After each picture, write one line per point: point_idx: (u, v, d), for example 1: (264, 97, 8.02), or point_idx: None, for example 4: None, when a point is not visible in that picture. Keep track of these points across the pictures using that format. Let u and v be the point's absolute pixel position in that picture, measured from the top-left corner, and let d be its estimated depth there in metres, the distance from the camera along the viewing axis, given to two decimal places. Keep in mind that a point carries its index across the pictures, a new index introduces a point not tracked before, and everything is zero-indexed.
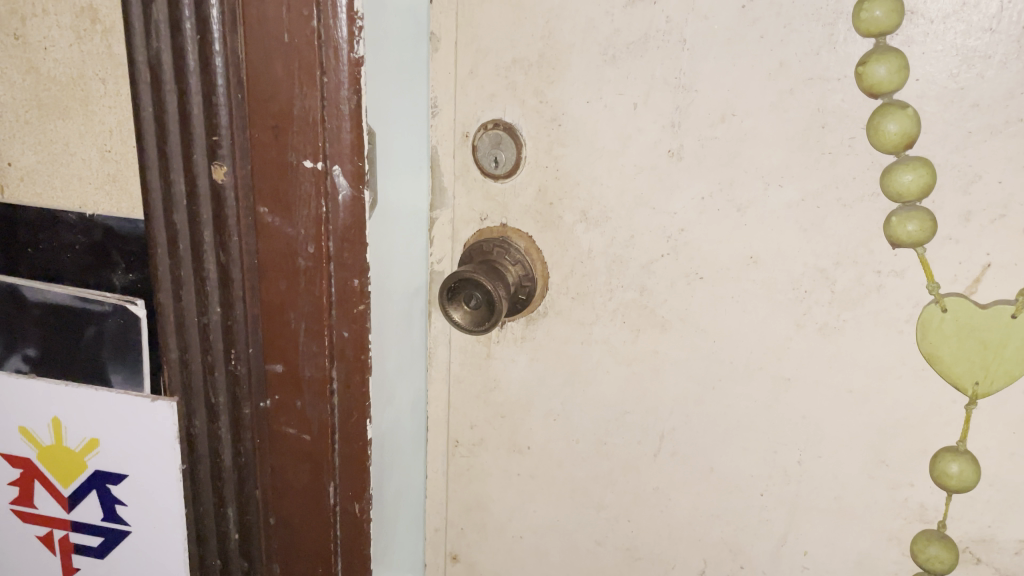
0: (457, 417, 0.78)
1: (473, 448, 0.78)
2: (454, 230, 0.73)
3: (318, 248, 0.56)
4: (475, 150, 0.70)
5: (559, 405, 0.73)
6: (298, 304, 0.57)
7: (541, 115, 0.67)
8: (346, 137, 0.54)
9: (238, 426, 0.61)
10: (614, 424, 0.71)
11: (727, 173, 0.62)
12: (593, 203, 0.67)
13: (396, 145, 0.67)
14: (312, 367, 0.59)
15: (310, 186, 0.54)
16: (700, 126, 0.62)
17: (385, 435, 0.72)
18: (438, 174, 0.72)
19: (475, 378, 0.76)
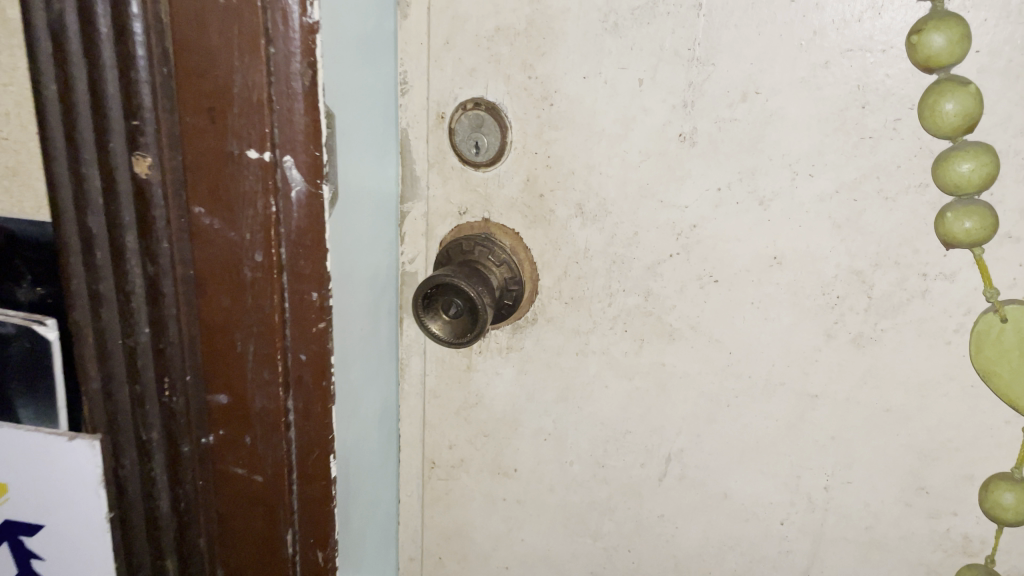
0: (433, 436, 0.69)
1: (452, 471, 0.69)
2: (428, 225, 0.64)
3: (267, 257, 0.46)
4: (453, 133, 0.60)
5: (551, 424, 0.64)
6: (244, 323, 0.48)
7: (528, 93, 0.57)
8: (300, 121, 0.44)
9: (176, 467, 0.51)
10: (614, 444, 0.62)
11: (748, 160, 0.53)
12: (591, 195, 0.58)
13: (361, 129, 0.57)
14: (264, 397, 0.49)
15: (256, 182, 0.45)
16: (717, 106, 0.53)
17: (352, 462, 0.63)
18: (408, 161, 0.63)
19: (453, 393, 0.67)
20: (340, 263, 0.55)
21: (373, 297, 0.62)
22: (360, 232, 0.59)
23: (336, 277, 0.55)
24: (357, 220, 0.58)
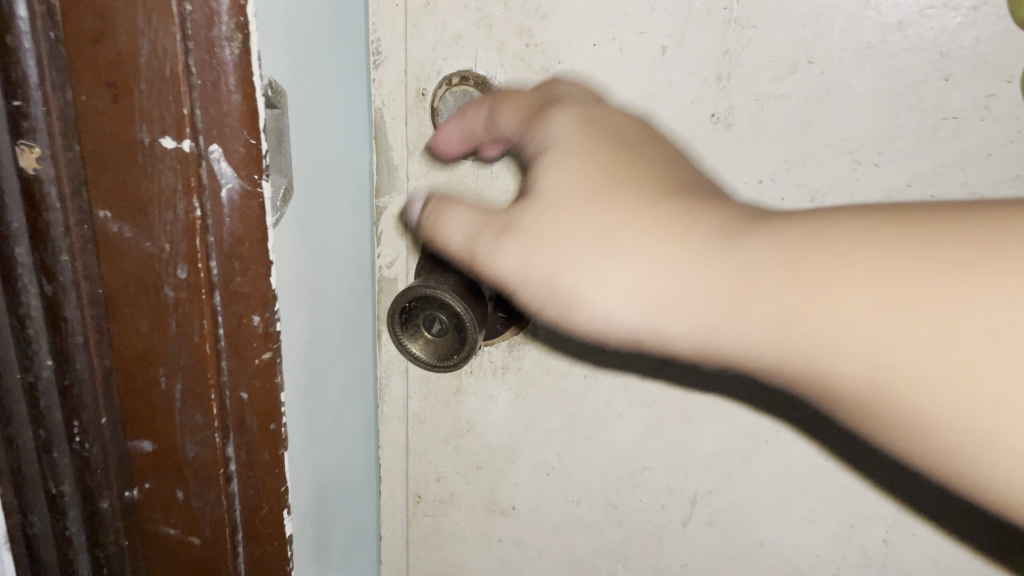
0: (417, 467, 0.59)
1: (441, 506, 0.59)
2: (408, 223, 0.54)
3: (193, 274, 0.36)
4: (437, 114, 0.50)
5: (555, 457, 0.54)
6: (167, 355, 0.38)
7: (526, 64, 0.47)
8: (229, 100, 0.34)
9: (95, 526, 0.41)
10: (628, 483, 0.53)
11: (798, 146, 0.43)
12: None
13: (331, 110, 0.47)
14: (197, 445, 0.39)
15: (174, 179, 0.35)
16: (759, 79, 0.42)
17: (328, 500, 0.53)
18: (385, 147, 0.53)
19: (440, 419, 0.57)
20: (299, 272, 0.45)
21: (345, 309, 0.53)
22: (328, 232, 0.49)
23: (292, 290, 0.45)
24: (324, 218, 0.48)
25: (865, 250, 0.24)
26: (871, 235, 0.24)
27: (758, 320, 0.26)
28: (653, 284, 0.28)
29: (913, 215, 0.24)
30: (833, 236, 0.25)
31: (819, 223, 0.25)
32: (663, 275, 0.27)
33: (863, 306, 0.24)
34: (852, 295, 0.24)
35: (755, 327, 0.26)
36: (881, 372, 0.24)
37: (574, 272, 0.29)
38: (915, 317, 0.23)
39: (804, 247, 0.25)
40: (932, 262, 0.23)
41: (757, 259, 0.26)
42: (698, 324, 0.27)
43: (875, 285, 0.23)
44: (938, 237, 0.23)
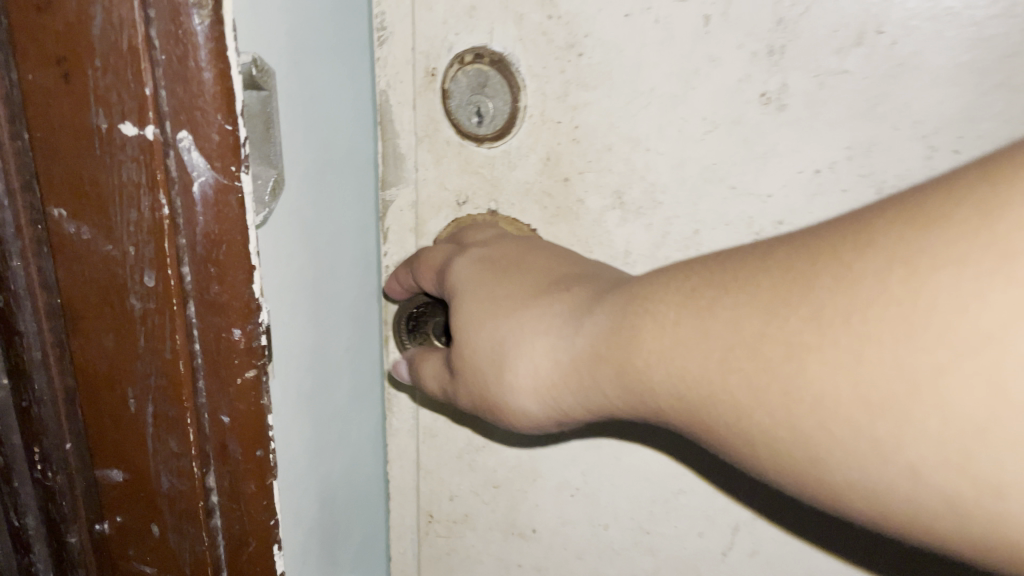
0: (430, 484, 0.54)
1: (455, 527, 0.54)
2: (417, 218, 0.48)
3: (162, 281, 0.31)
4: (447, 97, 0.45)
5: (581, 476, 0.49)
6: (136, 374, 0.33)
7: (549, 39, 0.42)
8: (201, 81, 0.28)
9: (63, 561, 0.37)
10: (663, 507, 0.47)
11: (862, 130, 0.37)
12: (634, 181, 0.42)
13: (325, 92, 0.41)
14: (172, 474, 0.34)
15: (138, 171, 0.29)
16: (818, 53, 0.37)
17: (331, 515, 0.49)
18: (390, 134, 0.47)
19: (454, 433, 0.52)
20: (287, 278, 0.40)
21: (346, 314, 0.47)
22: (325, 228, 0.44)
23: (278, 299, 0.39)
24: (321, 214, 0.43)
25: (667, 335, 0.29)
26: (688, 308, 0.29)
27: (614, 393, 0.32)
28: (546, 372, 0.34)
29: (712, 305, 0.28)
30: (651, 324, 0.30)
31: (640, 317, 0.31)
32: (546, 359, 0.34)
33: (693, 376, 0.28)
34: (679, 364, 0.28)
35: (611, 399, 0.32)
36: (766, 450, 0.26)
37: (497, 365, 0.35)
38: (739, 396, 0.26)
39: (638, 342, 0.30)
40: (738, 331, 0.26)
41: (595, 349, 0.32)
42: (584, 401, 0.33)
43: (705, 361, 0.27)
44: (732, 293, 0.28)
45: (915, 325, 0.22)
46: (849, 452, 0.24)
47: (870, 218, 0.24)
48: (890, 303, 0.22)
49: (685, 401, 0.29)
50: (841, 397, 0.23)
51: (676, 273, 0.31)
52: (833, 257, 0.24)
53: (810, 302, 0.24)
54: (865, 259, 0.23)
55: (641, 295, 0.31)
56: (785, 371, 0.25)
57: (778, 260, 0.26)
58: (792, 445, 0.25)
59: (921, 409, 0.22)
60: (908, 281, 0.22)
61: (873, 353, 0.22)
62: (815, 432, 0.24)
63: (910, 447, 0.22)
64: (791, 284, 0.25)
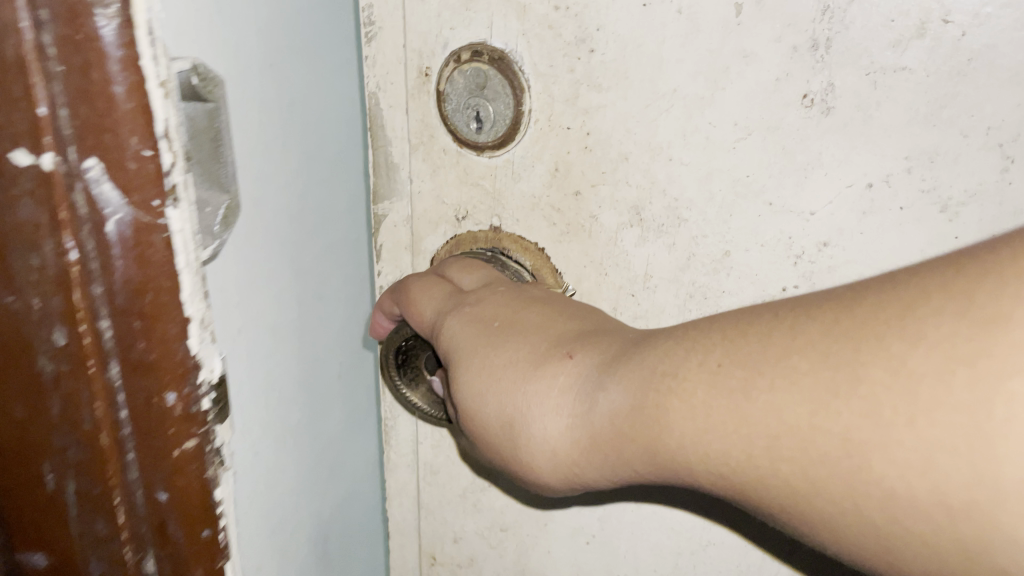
0: (432, 525, 0.49)
1: (459, 571, 0.49)
2: (412, 235, 0.43)
3: (75, 339, 0.24)
4: (441, 100, 0.40)
5: (596, 523, 0.44)
6: (49, 451, 0.26)
7: (556, 32, 0.36)
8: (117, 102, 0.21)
9: None
10: (688, 559, 0.42)
11: (923, 138, 0.31)
12: (654, 195, 0.37)
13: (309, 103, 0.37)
14: (101, 565, 0.27)
15: (38, 202, 0.22)
16: (870, 47, 0.31)
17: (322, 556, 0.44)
18: (380, 141, 0.42)
19: (457, 471, 0.47)
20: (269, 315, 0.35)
21: (332, 342, 0.43)
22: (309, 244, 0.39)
23: (254, 335, 0.34)
24: (302, 234, 0.38)
25: (696, 418, 0.24)
26: (715, 389, 0.24)
27: (647, 472, 0.27)
28: (569, 450, 0.28)
29: (748, 386, 0.23)
30: (679, 404, 0.24)
31: (663, 394, 0.25)
32: (564, 438, 0.28)
33: (733, 465, 0.23)
34: (719, 452, 0.23)
35: (642, 476, 0.27)
36: (830, 537, 0.22)
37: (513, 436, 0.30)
38: (793, 491, 0.22)
39: (668, 423, 0.25)
40: (781, 420, 0.22)
41: (616, 428, 0.27)
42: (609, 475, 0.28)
43: (745, 450, 0.23)
44: (756, 372, 0.23)
45: (991, 432, 0.18)
46: (929, 553, 0.20)
47: (918, 295, 0.20)
48: (954, 407, 0.18)
49: (734, 485, 0.24)
50: (915, 499, 0.19)
51: (699, 338, 0.25)
52: (879, 345, 0.20)
53: (863, 396, 0.20)
54: (920, 354, 0.19)
55: (657, 366, 0.26)
56: (847, 468, 0.20)
57: (811, 333, 0.22)
58: (863, 542, 0.21)
59: (1007, 520, 0.18)
60: (976, 385, 0.18)
61: (940, 459, 0.19)
62: (889, 529, 0.20)
63: (997, 554, 0.18)
64: (835, 368, 0.21)
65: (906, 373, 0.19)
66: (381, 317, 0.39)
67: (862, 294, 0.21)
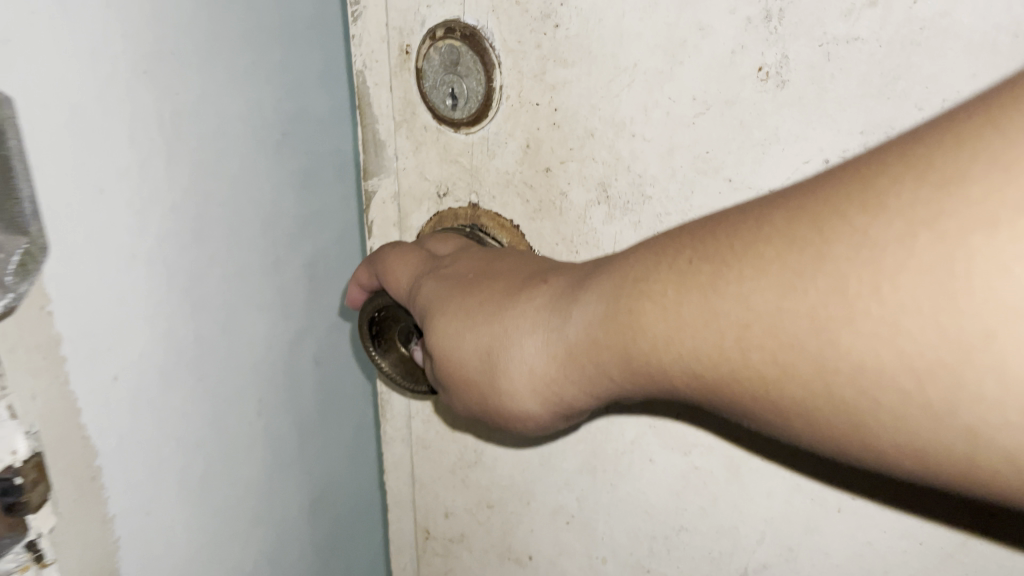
0: (426, 497, 0.50)
1: (452, 545, 0.50)
2: (401, 210, 0.44)
3: None
4: (420, 77, 0.40)
5: (575, 503, 0.43)
6: None
7: (522, 7, 0.36)
8: None
9: None
10: (662, 544, 0.41)
11: (879, 111, 0.30)
12: (620, 170, 0.36)
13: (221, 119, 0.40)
14: None
15: None
16: (823, 15, 0.30)
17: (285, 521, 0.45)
18: (369, 119, 0.43)
19: (447, 446, 0.47)
20: (156, 328, 0.39)
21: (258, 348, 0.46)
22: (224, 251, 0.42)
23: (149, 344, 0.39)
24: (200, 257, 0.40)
25: (669, 318, 0.25)
26: (685, 284, 0.24)
27: (631, 379, 0.28)
28: (561, 369, 0.29)
29: (716, 279, 0.23)
30: (655, 305, 0.25)
31: (635, 297, 0.26)
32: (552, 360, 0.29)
33: (704, 358, 0.24)
34: (693, 345, 0.24)
35: (623, 385, 0.28)
36: (801, 419, 0.23)
37: (501, 366, 0.31)
38: (765, 376, 0.23)
39: (642, 323, 0.26)
40: (749, 309, 0.22)
41: (593, 336, 0.28)
42: (593, 390, 0.29)
43: (719, 340, 0.23)
44: (724, 266, 0.23)
45: (955, 292, 0.18)
46: (897, 422, 0.20)
47: (878, 167, 0.20)
48: (917, 272, 0.19)
49: (707, 380, 0.24)
50: (882, 367, 0.20)
51: (671, 241, 0.26)
52: (841, 222, 0.20)
53: (827, 274, 0.21)
54: (881, 224, 0.20)
55: (634, 272, 0.27)
56: (815, 347, 0.21)
57: (777, 221, 0.22)
58: (834, 419, 0.22)
59: (974, 374, 0.18)
60: (936, 246, 0.19)
61: (907, 322, 0.19)
62: (857, 402, 0.21)
63: (964, 408, 0.19)
64: (800, 249, 0.21)
65: (870, 245, 0.20)
66: (355, 287, 0.40)
67: (823, 181, 0.22)
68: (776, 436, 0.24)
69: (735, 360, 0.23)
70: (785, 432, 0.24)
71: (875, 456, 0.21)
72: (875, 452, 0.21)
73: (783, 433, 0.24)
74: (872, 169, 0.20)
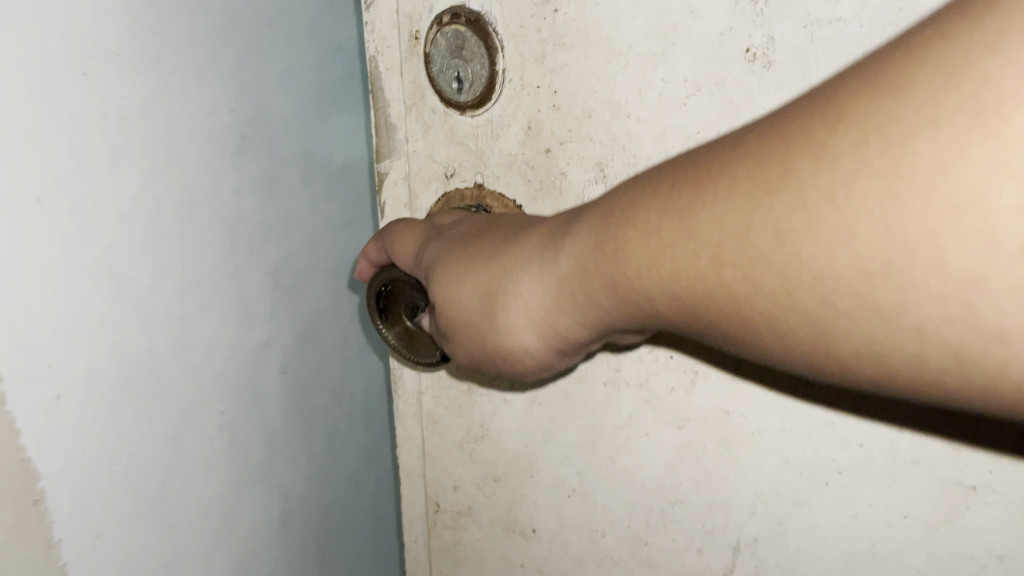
0: (435, 472, 0.51)
1: (460, 519, 0.51)
2: (410, 191, 0.46)
3: None
4: (428, 62, 0.42)
5: (576, 477, 0.45)
6: None
7: None
8: None
9: None
10: (659, 517, 0.42)
11: None
12: (616, 151, 0.38)
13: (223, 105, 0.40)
14: None
15: None
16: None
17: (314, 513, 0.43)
18: (381, 103, 0.45)
19: (455, 421, 0.49)
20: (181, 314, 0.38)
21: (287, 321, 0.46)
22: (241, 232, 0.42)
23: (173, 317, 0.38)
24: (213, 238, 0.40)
25: (649, 241, 0.24)
26: (662, 208, 0.24)
27: (610, 307, 0.27)
28: (548, 302, 0.29)
29: (690, 201, 0.23)
30: (634, 230, 0.25)
31: (617, 224, 0.26)
32: (541, 293, 0.29)
33: (681, 280, 0.24)
34: (671, 267, 0.24)
35: (607, 314, 0.28)
36: (770, 336, 0.22)
37: (493, 301, 0.31)
38: (735, 293, 0.22)
39: (624, 247, 0.25)
40: (721, 226, 0.22)
41: (581, 265, 0.28)
42: (580, 323, 0.29)
43: (694, 261, 0.23)
44: (697, 187, 0.23)
45: (900, 193, 0.18)
46: (859, 331, 0.20)
47: (837, 84, 0.20)
48: (868, 178, 0.18)
49: (685, 302, 0.24)
50: (839, 274, 0.19)
51: (652, 172, 0.26)
52: (804, 134, 0.20)
53: (790, 185, 0.20)
54: (838, 132, 0.19)
55: (618, 205, 0.26)
56: (779, 258, 0.21)
57: (749, 140, 0.22)
58: (801, 334, 0.21)
59: (920, 271, 0.18)
60: (887, 150, 0.18)
61: (861, 227, 0.18)
62: (821, 314, 0.20)
63: (918, 307, 0.18)
64: (766, 164, 0.21)
65: (826, 154, 0.19)
66: (363, 261, 0.42)
67: (790, 103, 0.21)
68: (750, 359, 0.24)
69: (709, 281, 0.23)
70: (758, 354, 0.23)
71: (843, 372, 0.21)
72: (844, 368, 0.21)
73: (758, 357, 0.23)
74: (834, 84, 0.20)
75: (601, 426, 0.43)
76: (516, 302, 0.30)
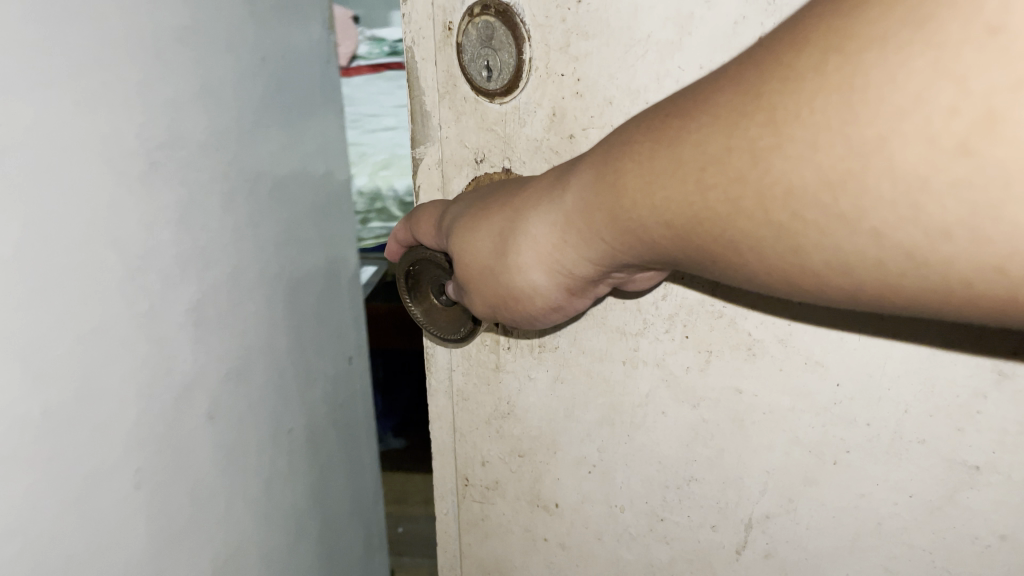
0: (463, 448, 0.52)
1: (487, 493, 0.53)
2: (443, 177, 0.48)
3: None
4: (460, 51, 0.44)
5: (597, 453, 0.46)
6: None
7: None
8: None
9: None
10: (674, 495, 0.44)
11: None
12: None
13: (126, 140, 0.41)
14: None
15: None
16: None
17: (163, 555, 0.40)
18: (416, 91, 0.47)
19: (483, 399, 0.50)
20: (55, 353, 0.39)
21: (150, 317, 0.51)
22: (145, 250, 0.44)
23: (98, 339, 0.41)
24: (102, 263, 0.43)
25: (644, 172, 0.26)
26: (656, 141, 0.26)
27: (610, 239, 0.29)
28: (554, 239, 0.31)
29: (679, 132, 0.25)
30: (632, 163, 0.27)
31: (617, 159, 0.28)
32: (548, 231, 0.31)
33: (672, 208, 0.25)
34: (663, 196, 0.25)
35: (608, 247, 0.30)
36: (754, 254, 0.24)
37: (507, 240, 0.33)
38: (719, 214, 0.24)
39: (623, 179, 0.27)
40: (705, 151, 0.24)
41: (583, 199, 0.30)
42: (584, 257, 0.31)
43: (682, 187, 0.25)
44: (685, 118, 0.25)
45: (855, 103, 0.19)
46: (826, 239, 0.22)
47: (805, 15, 0.21)
48: (829, 92, 0.20)
49: (677, 229, 0.26)
50: (806, 185, 0.21)
51: (648, 111, 0.28)
52: (776, 60, 0.22)
53: (763, 109, 0.22)
54: (805, 55, 0.21)
55: (617, 141, 0.28)
56: (756, 177, 0.22)
57: (730, 71, 0.24)
58: (778, 247, 0.23)
59: (873, 177, 0.20)
60: (845, 67, 0.20)
61: (824, 140, 0.20)
62: (795, 227, 0.22)
63: (874, 211, 0.20)
64: (744, 91, 0.23)
65: (795, 79, 0.21)
66: (393, 241, 0.44)
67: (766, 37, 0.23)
68: (739, 280, 0.26)
69: (696, 204, 0.24)
70: (745, 272, 0.25)
71: (816, 280, 0.23)
72: (818, 277, 0.23)
73: (744, 275, 0.25)
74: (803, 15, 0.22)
75: (618, 404, 0.44)
76: (527, 241, 0.32)
